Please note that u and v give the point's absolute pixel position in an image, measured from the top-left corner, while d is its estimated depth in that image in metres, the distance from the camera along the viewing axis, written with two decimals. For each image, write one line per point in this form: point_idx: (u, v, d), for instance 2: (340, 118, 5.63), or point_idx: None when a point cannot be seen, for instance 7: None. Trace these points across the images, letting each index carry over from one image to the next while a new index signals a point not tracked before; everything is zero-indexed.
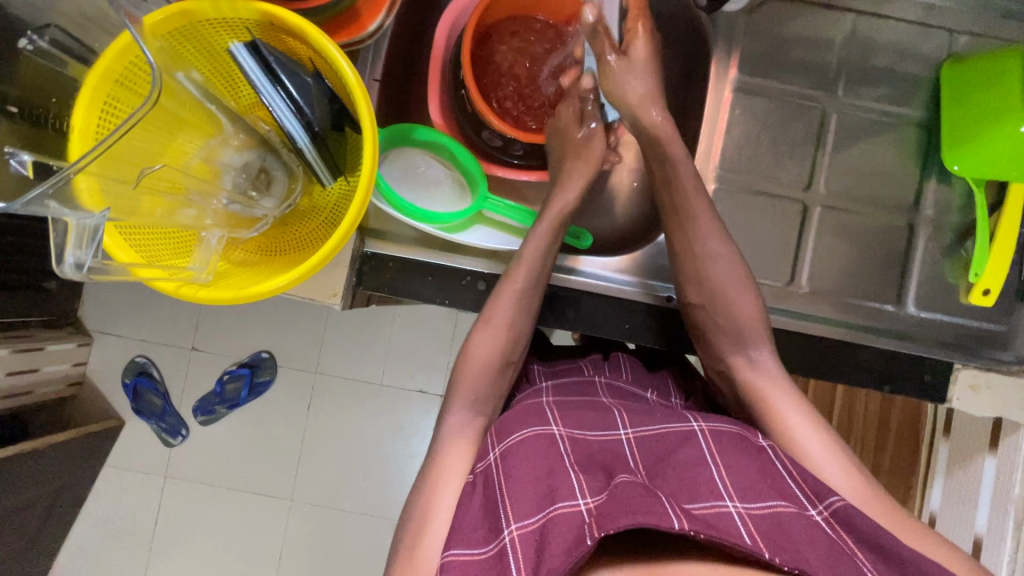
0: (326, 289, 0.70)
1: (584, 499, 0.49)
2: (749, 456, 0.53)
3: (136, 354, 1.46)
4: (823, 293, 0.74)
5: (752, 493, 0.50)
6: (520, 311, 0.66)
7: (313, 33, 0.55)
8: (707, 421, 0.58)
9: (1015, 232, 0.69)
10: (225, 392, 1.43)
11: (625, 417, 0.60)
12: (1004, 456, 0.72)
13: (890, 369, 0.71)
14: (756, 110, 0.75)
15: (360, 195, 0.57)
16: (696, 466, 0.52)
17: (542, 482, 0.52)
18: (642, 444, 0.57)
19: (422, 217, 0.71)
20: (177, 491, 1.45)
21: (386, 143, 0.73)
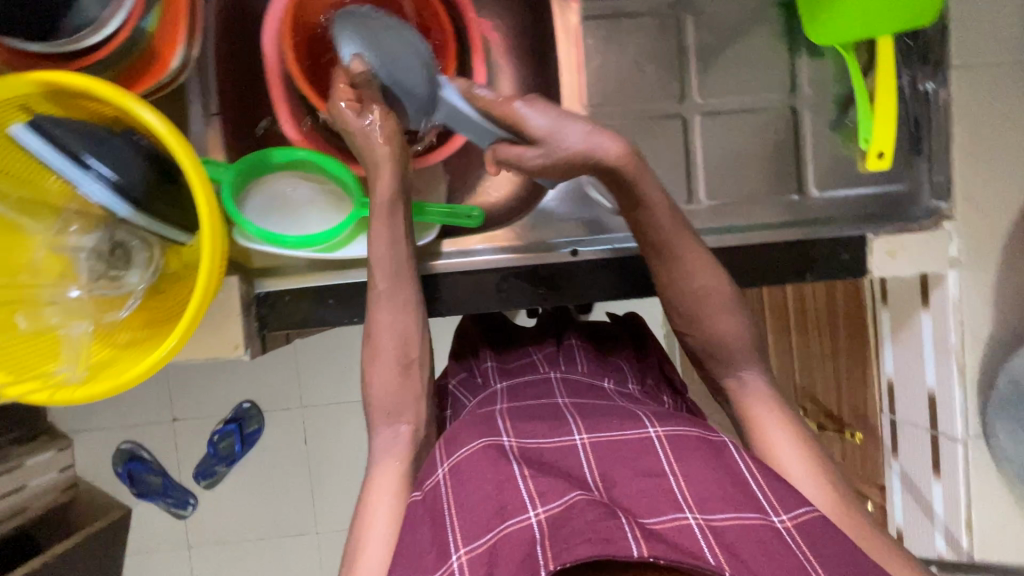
0: (226, 344, 0.68)
1: (536, 509, 0.49)
2: (709, 462, 0.53)
3: (121, 442, 1.54)
4: (725, 202, 0.72)
5: (717, 503, 0.50)
6: (393, 302, 0.62)
7: (107, 94, 0.51)
8: (665, 426, 0.57)
9: (894, 89, 0.67)
10: (219, 451, 1.54)
11: (579, 422, 0.58)
12: (936, 309, 0.73)
13: (806, 259, 0.70)
14: (611, 36, 0.71)
15: (207, 250, 0.56)
16: (656, 476, 0.52)
17: (492, 498, 0.51)
18: (598, 448, 0.56)
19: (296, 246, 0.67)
20: (205, 550, 1.58)
21: (245, 173, 0.68)
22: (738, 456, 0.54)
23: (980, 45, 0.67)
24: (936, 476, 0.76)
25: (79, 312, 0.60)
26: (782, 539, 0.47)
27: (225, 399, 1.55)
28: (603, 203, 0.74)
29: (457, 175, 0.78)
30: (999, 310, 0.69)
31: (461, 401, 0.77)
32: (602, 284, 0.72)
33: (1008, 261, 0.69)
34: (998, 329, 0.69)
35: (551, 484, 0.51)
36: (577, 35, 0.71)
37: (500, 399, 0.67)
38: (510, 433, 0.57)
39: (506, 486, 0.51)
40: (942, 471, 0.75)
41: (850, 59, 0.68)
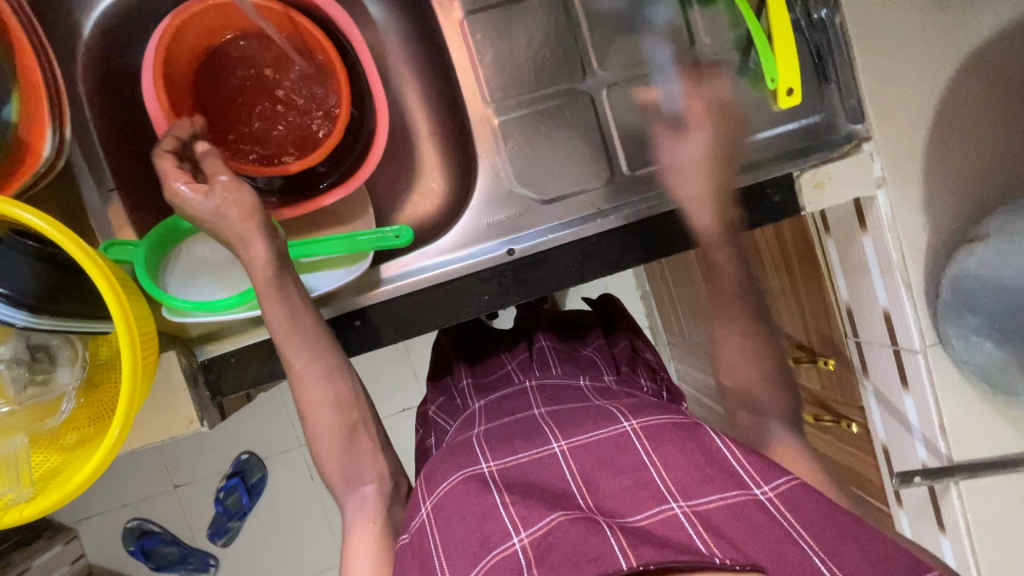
0: (179, 420, 0.65)
1: (519, 534, 0.48)
2: (689, 450, 0.53)
3: (126, 521, 1.51)
4: (649, 170, 0.71)
5: (705, 487, 0.51)
6: (334, 356, 0.61)
7: None
8: (638, 418, 0.58)
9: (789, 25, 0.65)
10: (229, 508, 1.52)
11: (556, 427, 0.59)
12: (873, 230, 0.73)
13: (739, 208, 0.71)
14: (501, 26, 0.69)
15: (126, 340, 0.53)
16: (636, 471, 0.53)
17: (475, 529, 0.50)
18: (577, 453, 0.56)
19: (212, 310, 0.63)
20: None
21: (159, 246, 0.66)
22: (717, 437, 0.55)
23: None
24: (905, 388, 0.77)
25: (13, 426, 0.58)
26: (766, 512, 0.48)
27: (219, 457, 1.53)
28: (530, 196, 0.71)
29: (381, 197, 0.77)
30: (932, 218, 0.70)
31: (444, 426, 0.78)
32: (552, 275, 0.70)
33: (929, 170, 0.69)
34: (933, 236, 0.70)
35: (531, 502, 0.51)
36: (465, 31, 0.70)
37: (479, 420, 0.67)
38: (488, 459, 0.57)
39: (490, 516, 0.51)
40: (910, 384, 0.76)
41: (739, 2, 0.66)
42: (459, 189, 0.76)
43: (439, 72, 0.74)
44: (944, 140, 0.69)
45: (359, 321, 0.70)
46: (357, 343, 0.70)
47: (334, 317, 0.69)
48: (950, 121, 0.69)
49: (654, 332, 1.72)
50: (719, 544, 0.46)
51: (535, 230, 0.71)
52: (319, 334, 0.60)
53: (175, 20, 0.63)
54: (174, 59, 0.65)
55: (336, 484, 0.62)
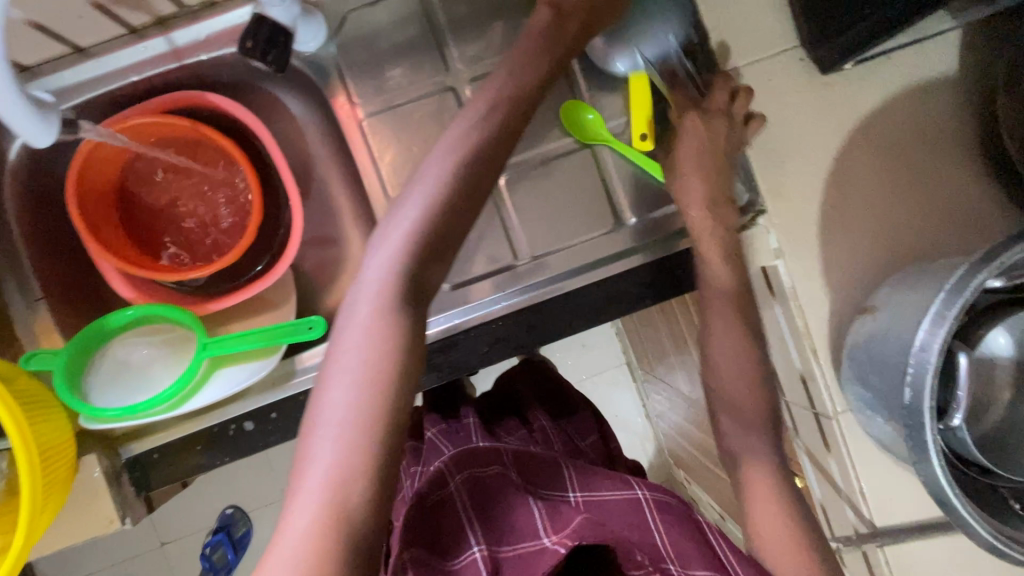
0: (101, 520, 0.67)
1: (479, 545, 0.66)
2: (686, 527, 0.66)
3: None
4: (549, 252, 0.75)
5: (687, 557, 0.64)
6: None
7: None
8: (648, 488, 0.71)
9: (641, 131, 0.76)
10: (214, 563, 1.52)
11: (574, 478, 0.72)
12: (781, 298, 0.74)
13: (641, 283, 0.73)
14: (399, 124, 0.74)
15: (22, 457, 0.56)
16: (643, 527, 0.66)
17: (516, 520, 0.67)
18: (587, 501, 0.70)
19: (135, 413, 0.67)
20: None
21: (83, 354, 0.69)
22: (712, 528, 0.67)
23: (735, 47, 0.70)
24: (828, 451, 0.76)
25: None
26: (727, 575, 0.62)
27: (201, 518, 1.55)
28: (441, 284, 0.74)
29: (304, 285, 0.81)
30: (832, 284, 0.71)
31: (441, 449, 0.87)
32: (461, 357, 0.72)
33: (824, 239, 0.70)
34: (833, 303, 0.71)
35: (502, 529, 0.68)
36: (364, 129, 0.75)
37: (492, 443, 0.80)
38: (463, 494, 0.70)
39: (522, 516, 0.67)
40: (831, 447, 0.76)
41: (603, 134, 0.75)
42: None
43: (351, 164, 0.78)
44: (837, 207, 0.70)
45: (276, 413, 0.72)
46: (277, 431, 0.72)
47: (253, 406, 0.72)
48: (840, 190, 0.70)
49: (628, 372, 1.73)
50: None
51: (442, 315, 0.73)
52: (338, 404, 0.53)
53: (86, 145, 0.66)
54: (88, 177, 0.69)
55: None
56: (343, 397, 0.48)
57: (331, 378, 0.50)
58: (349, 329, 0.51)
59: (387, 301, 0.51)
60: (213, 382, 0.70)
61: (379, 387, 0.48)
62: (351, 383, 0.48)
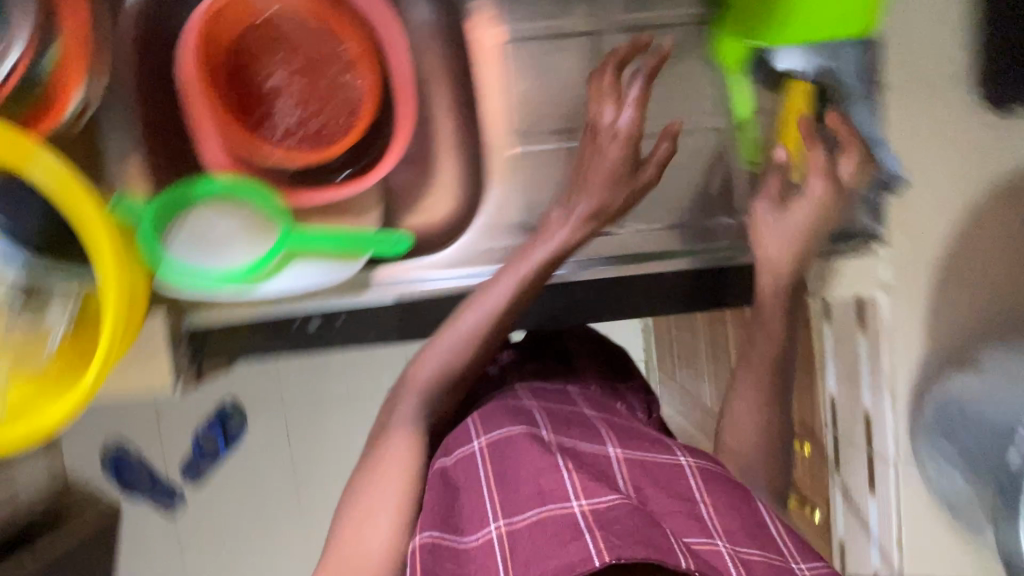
0: (156, 378, 0.68)
1: (498, 520, 0.55)
2: (737, 510, 0.58)
3: (104, 441, 1.42)
4: (653, 228, 0.70)
5: (735, 536, 0.55)
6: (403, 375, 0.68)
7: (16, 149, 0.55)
8: (691, 454, 0.64)
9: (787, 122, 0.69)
10: (204, 448, 1.50)
11: (612, 435, 0.65)
12: (871, 333, 0.71)
13: (734, 282, 0.70)
14: (534, 60, 0.72)
15: (112, 296, 0.56)
16: (687, 500, 0.58)
17: (534, 482, 0.56)
18: (630, 461, 0.61)
19: (207, 283, 0.67)
20: (193, 555, 1.51)
21: (165, 212, 0.68)
22: (768, 514, 0.60)
23: (917, 61, 0.64)
24: (871, 493, 0.76)
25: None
26: None
27: (201, 403, 1.48)
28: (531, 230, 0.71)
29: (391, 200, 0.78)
30: (930, 334, 0.69)
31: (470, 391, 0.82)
32: (513, 315, 0.70)
33: (938, 287, 0.68)
34: (926, 348, 0.69)
35: (521, 498, 0.56)
36: (496, 56, 0.73)
37: (524, 394, 0.73)
38: (484, 459, 0.61)
39: (547, 474, 0.56)
40: (876, 490, 0.75)
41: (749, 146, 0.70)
42: (467, 207, 0.75)
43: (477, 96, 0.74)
44: (958, 259, 0.68)
45: (342, 318, 0.71)
46: (340, 334, 0.72)
47: (321, 305, 0.71)
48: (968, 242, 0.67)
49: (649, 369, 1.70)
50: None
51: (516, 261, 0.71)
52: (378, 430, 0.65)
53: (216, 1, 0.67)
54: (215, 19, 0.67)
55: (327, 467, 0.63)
56: (413, 418, 0.65)
57: (410, 388, 0.67)
58: (432, 355, 0.67)
59: (426, 393, 0.67)
60: (284, 273, 0.68)
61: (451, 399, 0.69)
62: (430, 398, 0.67)
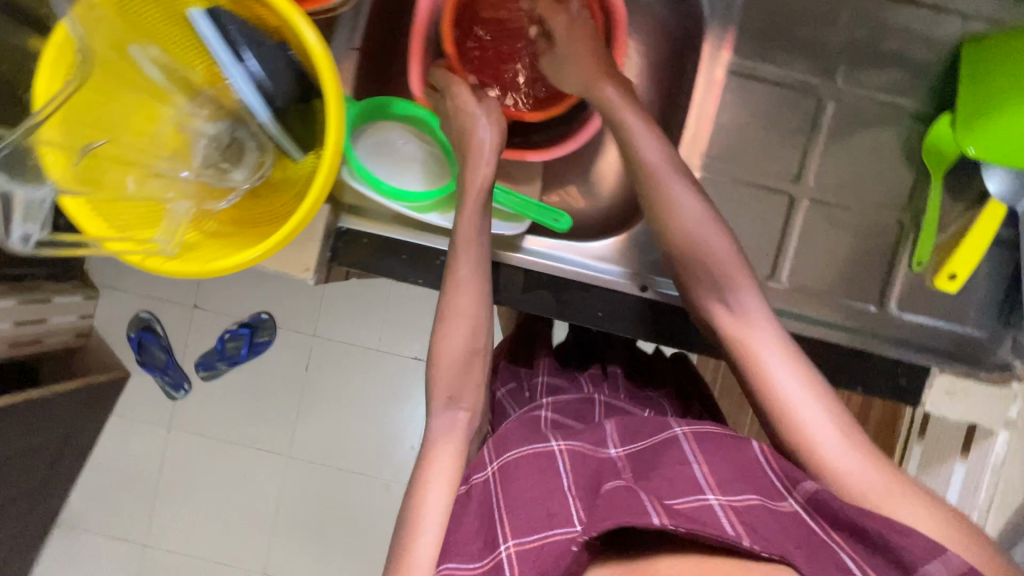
0: (298, 265, 0.69)
1: (507, 540, 0.50)
2: (733, 459, 0.53)
3: (140, 309, 1.40)
4: (802, 291, 0.72)
5: (730, 486, 0.50)
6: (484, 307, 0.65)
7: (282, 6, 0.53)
8: (689, 424, 0.57)
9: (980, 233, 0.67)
10: (225, 350, 1.38)
11: (615, 433, 0.60)
12: (975, 459, 0.73)
13: (864, 371, 0.70)
14: (750, 97, 0.71)
15: (323, 174, 0.57)
16: (678, 464, 0.53)
17: (539, 501, 0.52)
18: (631, 458, 0.57)
19: (366, 182, 0.69)
20: (175, 446, 1.42)
21: (362, 116, 0.71)
22: (758, 446, 0.53)
23: None
24: None
25: (180, 189, 0.62)
26: (808, 525, 0.47)
27: (238, 302, 1.39)
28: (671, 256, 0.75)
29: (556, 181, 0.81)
30: None
31: (506, 411, 0.77)
32: (607, 310, 0.73)
33: None
34: None
35: (522, 501, 0.52)
36: (711, 84, 0.71)
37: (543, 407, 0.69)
38: (493, 484, 0.56)
39: (554, 495, 0.52)
40: None
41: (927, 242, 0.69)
42: (625, 208, 0.79)
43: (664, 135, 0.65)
44: None
45: None
46: None
47: None
48: None
49: None
50: (739, 527, 0.46)
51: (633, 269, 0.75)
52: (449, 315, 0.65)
53: None
54: None
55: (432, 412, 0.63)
56: (448, 370, 0.64)
57: (446, 333, 0.65)
58: (461, 297, 0.65)
59: (478, 258, 0.66)
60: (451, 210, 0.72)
61: (486, 341, 0.66)
62: (464, 335, 0.65)
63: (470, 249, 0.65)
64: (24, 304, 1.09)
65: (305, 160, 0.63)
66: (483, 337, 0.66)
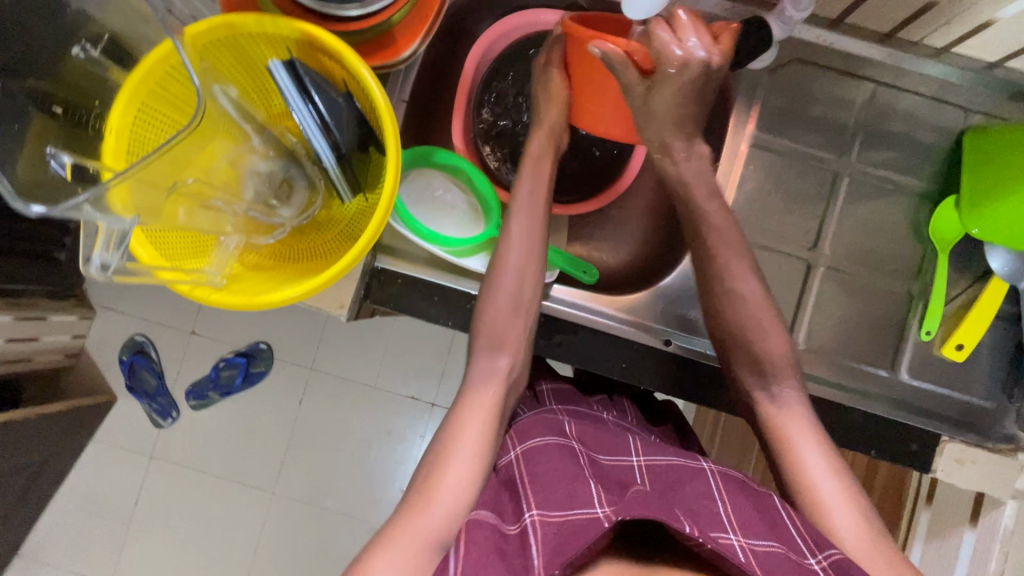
0: (333, 300, 0.71)
1: (531, 510, 0.50)
2: (755, 503, 0.55)
3: (137, 332, 1.38)
4: (817, 350, 0.76)
5: (752, 529, 0.52)
6: (535, 268, 0.66)
7: (349, 58, 0.57)
8: (718, 465, 0.60)
9: (988, 305, 0.71)
10: (219, 378, 1.36)
11: (638, 445, 0.62)
12: (984, 529, 0.72)
13: (880, 434, 0.72)
14: (770, 168, 0.77)
15: (377, 216, 0.59)
16: (705, 499, 0.54)
17: (564, 484, 0.52)
18: (654, 471, 0.58)
19: (400, 218, 0.73)
20: (154, 475, 1.37)
21: (408, 163, 0.77)
22: (780, 504, 0.55)
23: None
24: None
25: (231, 223, 0.63)
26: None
27: (243, 330, 1.39)
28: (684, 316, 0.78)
29: (583, 233, 0.85)
30: None
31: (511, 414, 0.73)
32: (626, 358, 0.75)
33: None
34: None
35: (542, 479, 0.53)
36: (738, 156, 0.77)
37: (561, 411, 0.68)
38: (521, 469, 0.55)
39: (579, 482, 0.52)
40: None
41: (933, 310, 0.74)
42: (653, 264, 0.83)
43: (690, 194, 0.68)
44: None
45: None
46: None
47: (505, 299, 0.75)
48: None
49: None
50: (756, 565, 0.47)
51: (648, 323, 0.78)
52: (505, 266, 0.66)
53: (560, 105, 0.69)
54: (510, 36, 0.78)
55: (473, 355, 0.64)
56: (495, 312, 0.65)
57: (495, 283, 0.66)
58: (512, 244, 0.66)
59: (537, 217, 0.67)
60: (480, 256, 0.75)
61: (534, 293, 0.66)
62: (512, 287, 0.65)
63: (529, 199, 0.68)
64: (19, 321, 1.09)
65: (354, 201, 0.66)
66: (531, 286, 0.66)
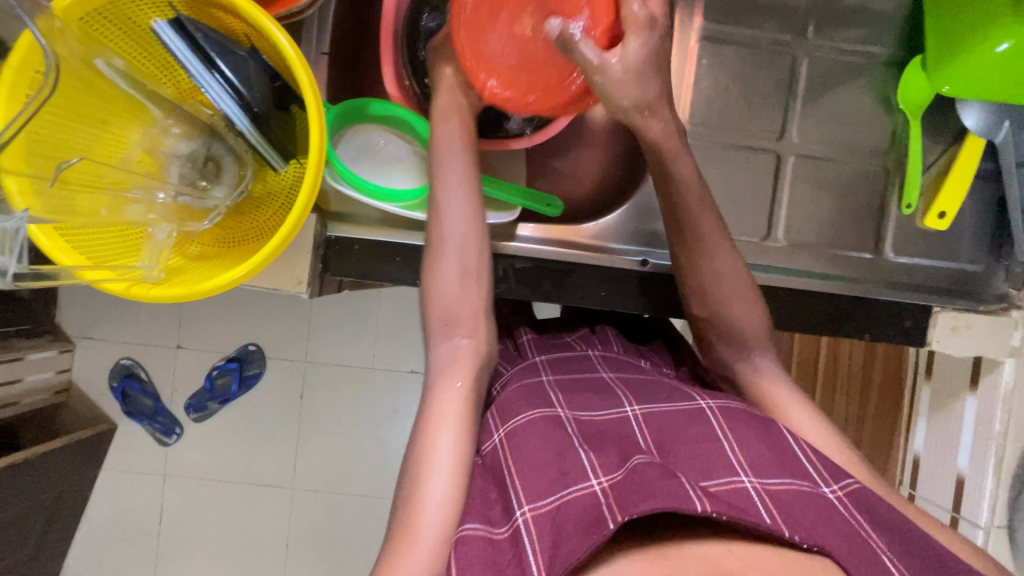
0: (290, 279, 0.67)
1: (522, 506, 0.48)
2: (762, 435, 0.53)
3: (121, 355, 1.34)
4: (801, 244, 0.73)
5: (765, 468, 0.50)
6: (479, 226, 0.59)
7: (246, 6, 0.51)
8: (714, 400, 0.57)
9: (967, 166, 0.69)
10: (215, 387, 1.34)
11: (630, 393, 0.60)
12: (984, 394, 0.74)
13: (877, 318, 0.70)
14: (727, 63, 0.72)
15: (308, 177, 0.54)
16: (709, 442, 0.52)
17: (553, 464, 0.50)
18: (650, 419, 0.56)
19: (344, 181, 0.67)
20: (172, 492, 1.36)
21: (340, 121, 0.71)
22: (789, 435, 0.53)
23: None
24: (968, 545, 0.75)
25: (160, 213, 0.58)
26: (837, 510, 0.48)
27: (227, 335, 1.35)
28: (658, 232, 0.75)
29: (543, 166, 0.81)
30: None
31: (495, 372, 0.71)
32: (605, 287, 0.72)
33: None
34: None
35: (531, 465, 0.51)
36: (689, 53, 0.72)
37: (544, 370, 0.65)
38: (506, 456, 0.54)
39: (568, 455, 0.51)
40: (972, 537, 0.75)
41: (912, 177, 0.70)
42: (618, 186, 0.79)
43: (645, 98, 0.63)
44: None
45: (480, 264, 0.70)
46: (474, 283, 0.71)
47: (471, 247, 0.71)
48: None
49: None
50: (778, 515, 0.46)
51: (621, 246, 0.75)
52: (440, 234, 0.59)
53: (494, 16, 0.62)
54: None
55: (430, 338, 0.58)
56: (445, 294, 0.58)
57: (437, 258, 0.58)
58: (448, 214, 0.58)
59: (470, 185, 0.59)
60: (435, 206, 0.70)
61: (481, 258, 0.59)
62: (454, 259, 0.58)
63: (451, 157, 0.59)
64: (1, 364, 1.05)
65: (287, 168, 0.61)
66: (474, 252, 0.59)
